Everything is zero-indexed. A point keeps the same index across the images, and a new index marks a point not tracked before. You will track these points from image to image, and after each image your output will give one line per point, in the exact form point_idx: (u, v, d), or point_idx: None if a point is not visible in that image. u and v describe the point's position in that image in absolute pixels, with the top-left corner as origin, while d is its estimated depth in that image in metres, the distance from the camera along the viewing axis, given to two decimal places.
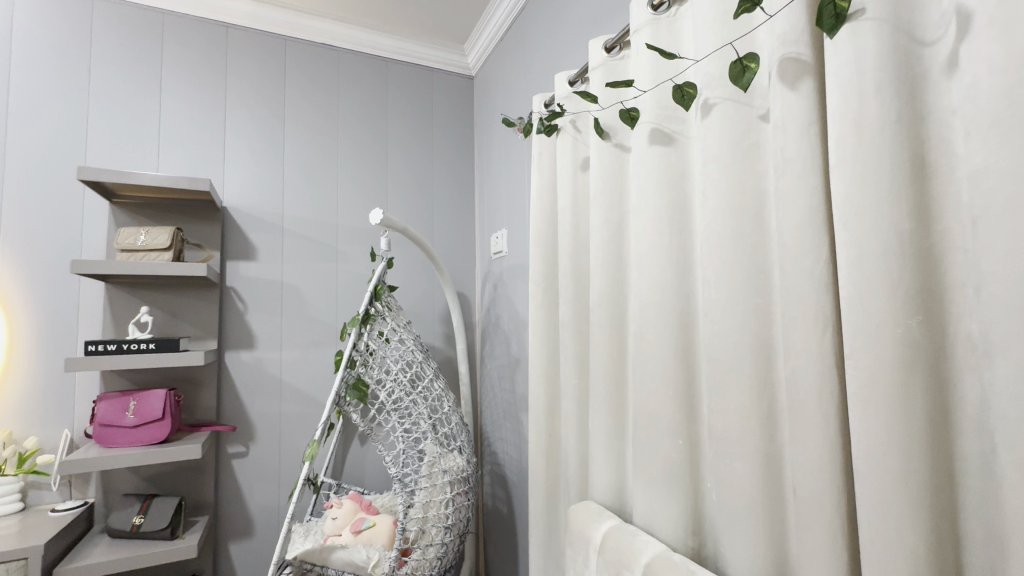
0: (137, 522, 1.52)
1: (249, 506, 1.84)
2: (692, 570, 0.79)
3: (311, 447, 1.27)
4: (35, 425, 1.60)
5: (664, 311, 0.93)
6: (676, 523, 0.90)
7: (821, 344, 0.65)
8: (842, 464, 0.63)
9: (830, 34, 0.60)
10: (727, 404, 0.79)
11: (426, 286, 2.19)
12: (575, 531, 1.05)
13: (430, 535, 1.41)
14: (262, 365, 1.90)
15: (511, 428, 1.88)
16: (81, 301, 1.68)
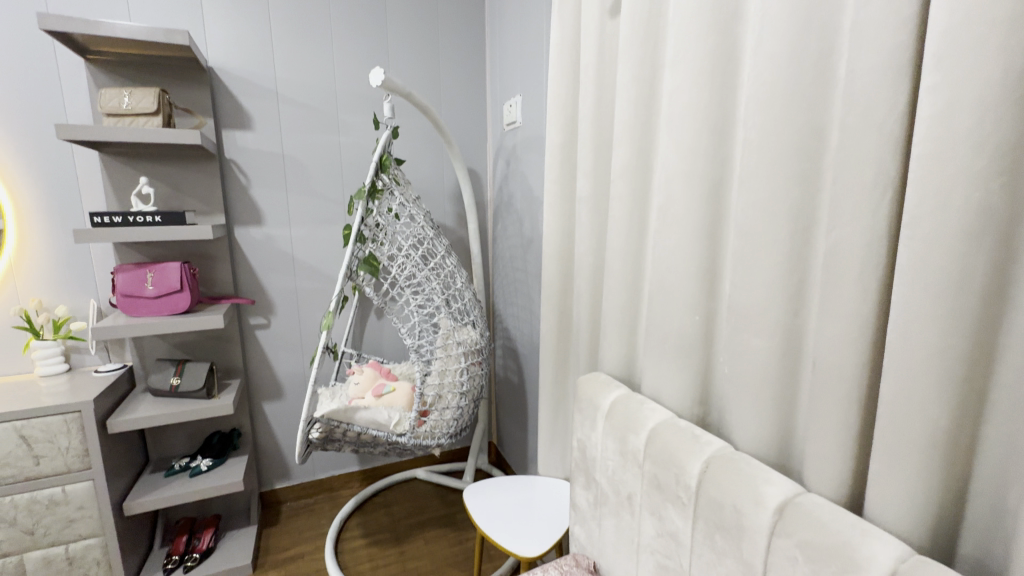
0: (175, 383, 1.63)
1: (277, 372, 1.97)
2: (697, 435, 0.82)
3: (327, 318, 1.29)
4: (62, 293, 1.65)
5: (695, 180, 0.84)
6: (683, 393, 0.93)
7: (874, 212, 0.58)
8: (874, 339, 0.60)
9: None
10: (754, 278, 0.75)
11: (435, 160, 2.07)
12: (584, 398, 1.10)
13: (447, 399, 1.50)
14: (272, 241, 1.89)
15: (522, 306, 1.90)
16: (79, 170, 1.62)
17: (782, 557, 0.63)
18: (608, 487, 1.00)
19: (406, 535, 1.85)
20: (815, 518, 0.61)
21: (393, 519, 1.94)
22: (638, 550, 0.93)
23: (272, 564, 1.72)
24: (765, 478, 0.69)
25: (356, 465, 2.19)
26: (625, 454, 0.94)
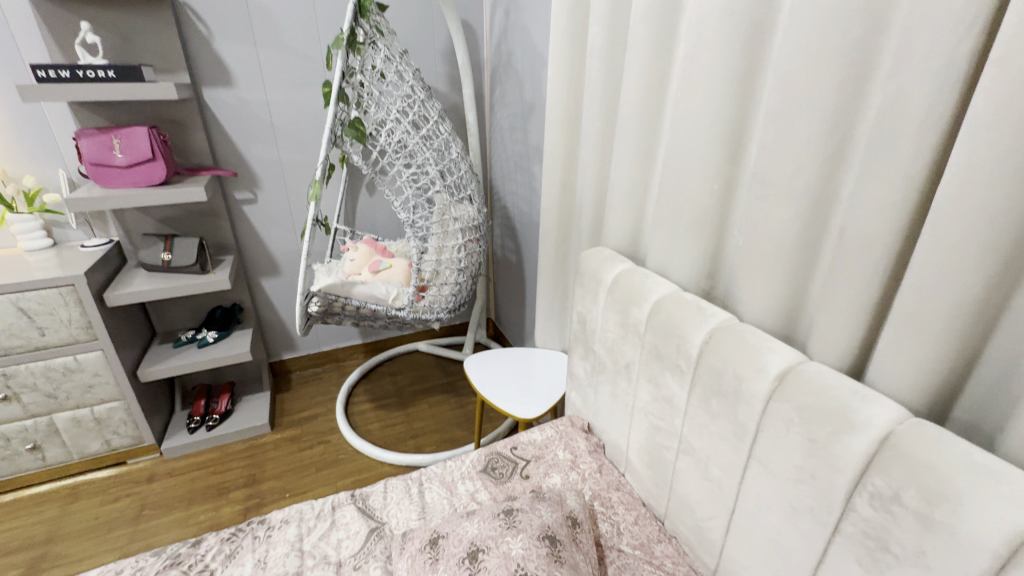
0: (166, 258, 1.59)
1: (271, 249, 1.93)
2: (702, 307, 0.80)
3: (314, 188, 1.20)
4: (25, 162, 1.53)
5: (733, 19, 0.71)
6: (691, 267, 0.89)
7: (954, 51, 0.48)
8: (915, 206, 0.55)
9: None
10: (790, 139, 0.66)
11: (423, 9, 1.79)
12: (586, 273, 1.07)
13: (445, 276, 1.49)
14: (247, 106, 1.71)
15: (522, 181, 1.80)
16: (7, 14, 1.38)
17: (776, 419, 0.65)
18: (607, 357, 1.02)
19: (410, 400, 1.99)
20: (817, 384, 0.61)
21: (398, 386, 2.07)
22: (632, 413, 0.98)
23: (288, 424, 1.86)
24: (768, 347, 0.69)
25: (359, 338, 2.27)
26: (626, 327, 0.94)
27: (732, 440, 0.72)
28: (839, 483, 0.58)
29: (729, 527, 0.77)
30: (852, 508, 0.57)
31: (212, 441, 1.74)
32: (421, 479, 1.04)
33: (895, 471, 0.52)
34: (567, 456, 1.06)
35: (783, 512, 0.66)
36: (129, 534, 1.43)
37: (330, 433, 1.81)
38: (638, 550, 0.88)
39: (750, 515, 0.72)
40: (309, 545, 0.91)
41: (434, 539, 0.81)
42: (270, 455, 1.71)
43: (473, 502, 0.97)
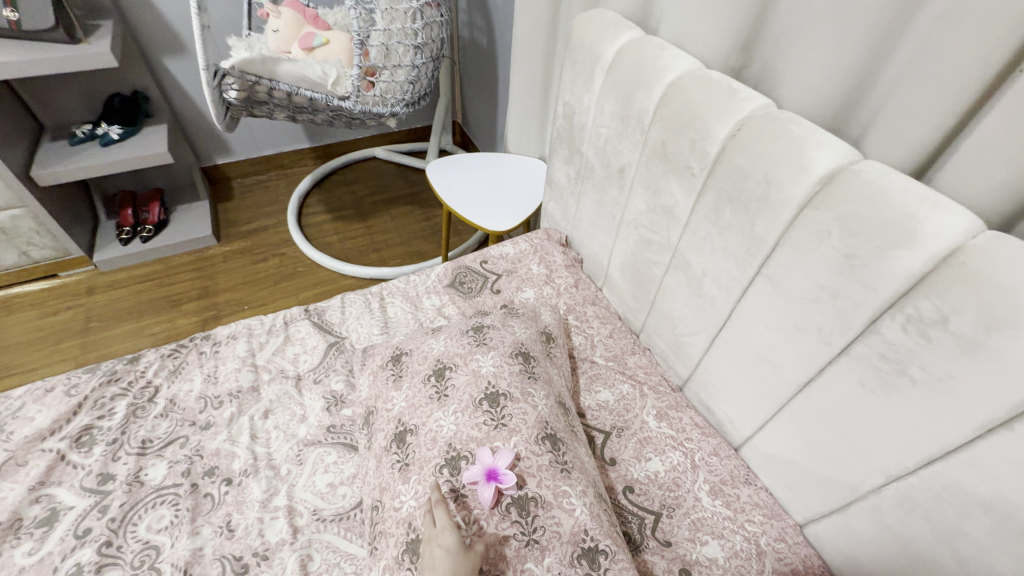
0: (13, 18, 1.18)
1: (165, 15, 1.48)
2: (734, 88, 0.61)
3: None
4: None
5: None
6: (723, 33, 0.66)
7: None
8: None
9: None
10: None
11: None
12: (579, 47, 0.82)
13: (398, 55, 1.18)
14: None
15: None
16: None
17: (808, 231, 0.53)
18: (597, 159, 0.85)
19: (371, 211, 1.82)
20: (876, 186, 0.47)
21: (355, 196, 1.87)
22: (619, 225, 0.86)
23: (237, 235, 1.70)
24: (817, 140, 0.53)
25: (306, 142, 1.97)
26: (627, 120, 0.75)
27: (740, 255, 0.62)
28: (868, 304, 0.49)
29: (713, 343, 0.72)
30: (874, 331, 0.49)
31: (151, 253, 1.59)
32: (382, 294, 0.94)
33: (952, 292, 0.43)
34: (542, 271, 0.97)
35: (784, 331, 0.59)
36: (80, 346, 1.37)
37: (284, 246, 1.68)
38: (611, 361, 0.86)
39: (742, 333, 0.66)
40: (263, 360, 0.85)
41: (397, 356, 0.74)
42: (220, 267, 1.59)
43: (439, 317, 0.90)
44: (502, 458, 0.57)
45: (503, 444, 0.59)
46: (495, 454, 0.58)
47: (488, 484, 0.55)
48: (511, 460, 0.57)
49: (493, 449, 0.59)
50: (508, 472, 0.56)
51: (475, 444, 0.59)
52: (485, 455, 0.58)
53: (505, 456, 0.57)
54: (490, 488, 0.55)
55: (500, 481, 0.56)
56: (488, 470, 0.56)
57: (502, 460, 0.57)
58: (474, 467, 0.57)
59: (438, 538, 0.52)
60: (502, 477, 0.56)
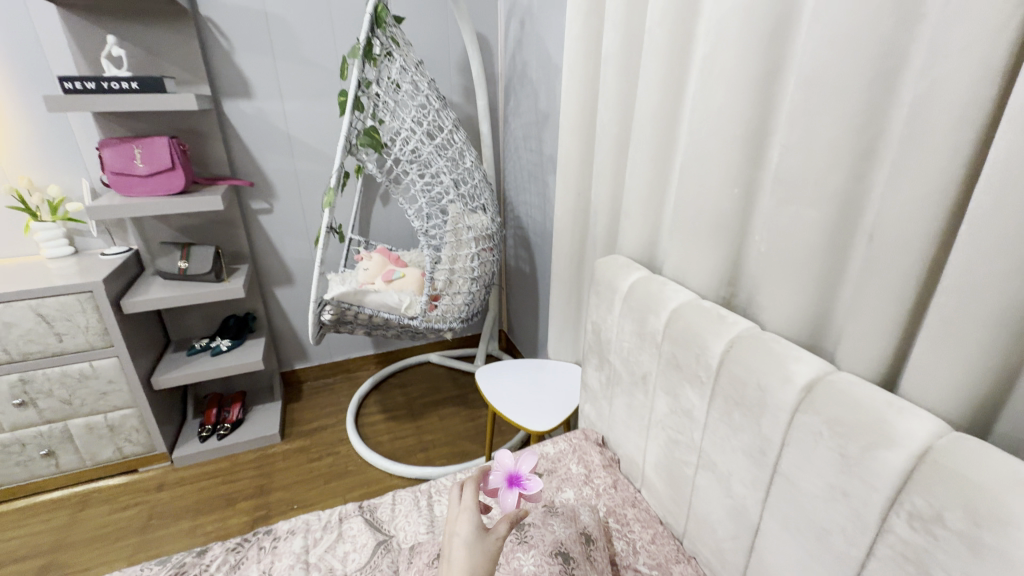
0: (183, 266, 1.62)
1: (285, 258, 1.94)
2: (723, 315, 0.77)
3: (327, 197, 1.22)
4: (49, 173, 1.57)
5: (756, 18, 0.68)
6: (709, 274, 0.86)
7: (996, 42, 0.45)
8: (955, 204, 0.51)
9: None
10: (816, 137, 0.63)
11: (439, 23, 1.79)
12: (601, 281, 1.05)
13: (458, 285, 1.48)
14: (266, 118, 1.73)
15: (536, 190, 1.78)
16: (40, 32, 1.44)
17: (805, 432, 0.61)
18: (622, 368, 0.99)
19: (421, 411, 1.97)
20: (848, 394, 0.58)
21: (408, 397, 2.05)
22: (648, 426, 0.94)
23: (299, 434, 1.85)
24: (794, 356, 0.65)
25: (371, 349, 2.26)
26: (643, 336, 0.91)
27: (756, 455, 0.69)
28: (874, 501, 0.54)
29: (753, 548, 0.73)
30: (888, 530, 0.53)
31: (222, 450, 1.74)
32: (430, 492, 1.01)
33: (937, 490, 0.49)
34: (581, 470, 1.02)
35: (813, 533, 0.62)
36: (136, 544, 1.42)
37: (340, 444, 1.79)
38: (655, 570, 0.84)
39: (777, 537, 0.67)
40: (315, 557, 0.89)
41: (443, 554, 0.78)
42: (279, 465, 1.70)
43: None
44: (524, 465, 0.87)
45: (524, 457, 0.89)
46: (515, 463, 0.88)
47: (511, 487, 0.84)
48: (529, 469, 0.87)
49: (511, 460, 0.88)
50: (529, 478, 0.85)
51: (496, 456, 0.88)
52: (508, 462, 0.87)
53: (525, 463, 0.88)
54: (514, 493, 0.83)
55: (522, 485, 0.84)
56: (513, 475, 0.85)
57: (523, 470, 0.86)
58: (501, 471, 0.86)
59: (458, 528, 0.64)
60: (524, 481, 0.85)
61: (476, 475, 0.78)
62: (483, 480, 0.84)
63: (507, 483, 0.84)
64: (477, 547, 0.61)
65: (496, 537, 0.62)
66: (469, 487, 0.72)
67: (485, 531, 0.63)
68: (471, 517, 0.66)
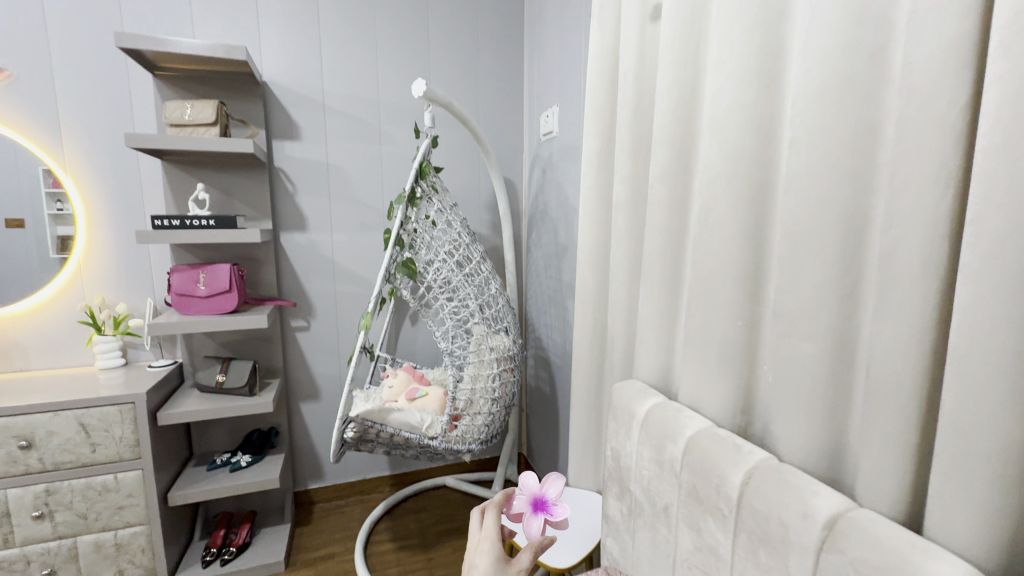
0: (220, 379, 1.71)
1: (314, 373, 2.02)
2: (739, 445, 0.78)
3: (365, 319, 1.40)
4: (121, 292, 1.76)
5: (739, 181, 0.81)
6: (723, 402, 0.88)
7: (936, 211, 0.54)
8: (935, 344, 0.57)
9: None
10: (804, 279, 0.71)
11: (472, 170, 2.07)
12: (619, 406, 1.07)
13: (478, 405, 1.51)
14: (315, 247, 1.95)
15: (556, 314, 1.88)
16: (143, 179, 1.74)
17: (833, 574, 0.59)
18: (643, 498, 0.97)
19: (434, 541, 1.85)
20: (870, 533, 0.57)
21: (421, 525, 1.94)
22: (674, 566, 0.89)
23: (304, 563, 1.75)
24: (812, 490, 0.65)
25: (387, 469, 2.21)
26: (662, 464, 0.91)
27: None
28: None
29: None
30: None
31: None
32: None
33: None
34: None
35: None
36: None
37: None
38: None
39: None
40: None
41: None
42: None
43: None
44: (551, 488, 0.87)
45: (550, 479, 0.88)
46: (541, 487, 0.87)
47: (536, 512, 0.84)
48: (559, 492, 0.87)
49: (537, 483, 0.88)
50: (555, 504, 0.85)
51: (522, 478, 0.88)
52: (534, 486, 0.87)
53: (553, 488, 0.87)
54: (540, 518, 0.82)
55: (549, 510, 0.84)
56: (541, 499, 0.85)
57: (551, 493, 0.86)
58: (528, 494, 0.85)
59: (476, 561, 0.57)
60: (550, 507, 0.84)
61: (501, 498, 0.71)
62: (507, 505, 0.75)
63: (532, 507, 0.84)
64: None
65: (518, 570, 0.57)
66: (492, 511, 0.64)
67: (506, 563, 0.57)
68: (492, 546, 0.59)
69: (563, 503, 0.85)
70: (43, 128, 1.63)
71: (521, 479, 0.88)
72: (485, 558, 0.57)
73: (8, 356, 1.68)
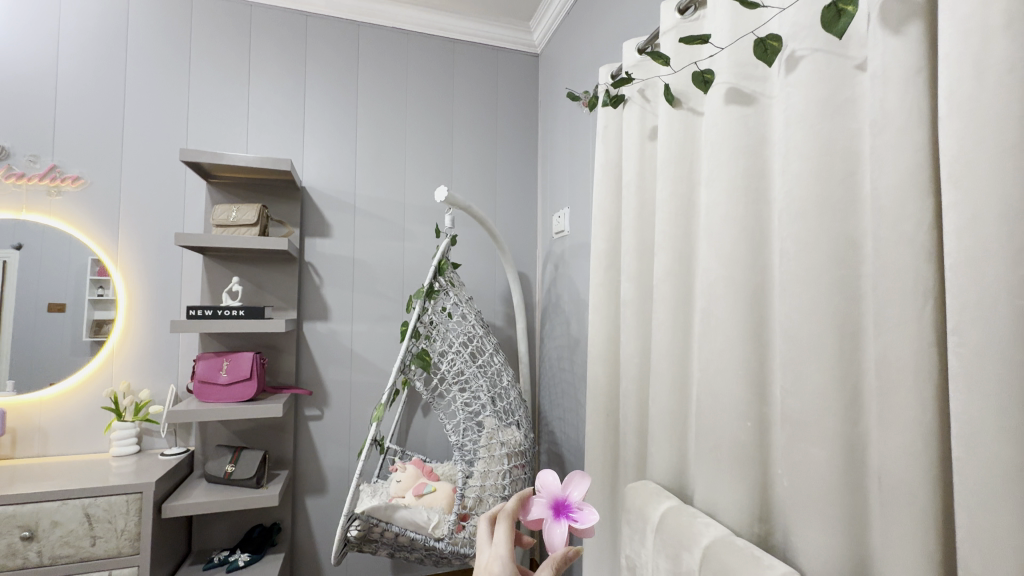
0: (229, 470, 1.70)
1: (323, 465, 1.99)
2: (757, 555, 0.75)
3: (378, 410, 1.42)
4: (147, 378, 1.82)
5: (736, 285, 0.86)
6: (740, 509, 0.85)
7: (919, 320, 0.58)
8: (940, 452, 0.57)
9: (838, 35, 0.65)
10: (806, 382, 0.72)
11: (489, 264, 2.19)
12: (633, 510, 1.02)
13: (487, 503, 1.46)
14: (336, 336, 2.02)
15: (569, 407, 1.86)
16: (184, 271, 1.88)
17: None
18: None
19: None
20: None
21: None
22: None
23: None
24: None
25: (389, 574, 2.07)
26: None
27: None
28: None
29: None
30: None
31: None
32: None
33: None
34: None
35: None
36: None
37: None
38: None
39: None
40: None
41: None
42: None
43: None
44: (576, 491, 0.64)
45: (573, 475, 0.66)
46: (562, 485, 0.65)
47: (557, 519, 0.63)
48: (583, 492, 0.64)
49: (559, 482, 0.66)
50: (582, 507, 0.63)
51: (538, 477, 0.66)
52: (553, 486, 0.65)
53: (577, 490, 0.65)
54: (563, 526, 0.62)
55: (572, 516, 0.63)
56: (561, 504, 0.64)
57: (574, 494, 0.64)
58: (546, 496, 0.65)
59: None
60: (575, 512, 0.63)
61: (508, 510, 0.60)
62: (523, 509, 0.64)
63: (551, 512, 0.64)
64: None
65: None
66: (504, 525, 0.57)
67: None
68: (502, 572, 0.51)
69: (591, 508, 0.63)
70: (104, 227, 1.81)
71: (536, 477, 0.66)
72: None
73: (28, 440, 1.71)
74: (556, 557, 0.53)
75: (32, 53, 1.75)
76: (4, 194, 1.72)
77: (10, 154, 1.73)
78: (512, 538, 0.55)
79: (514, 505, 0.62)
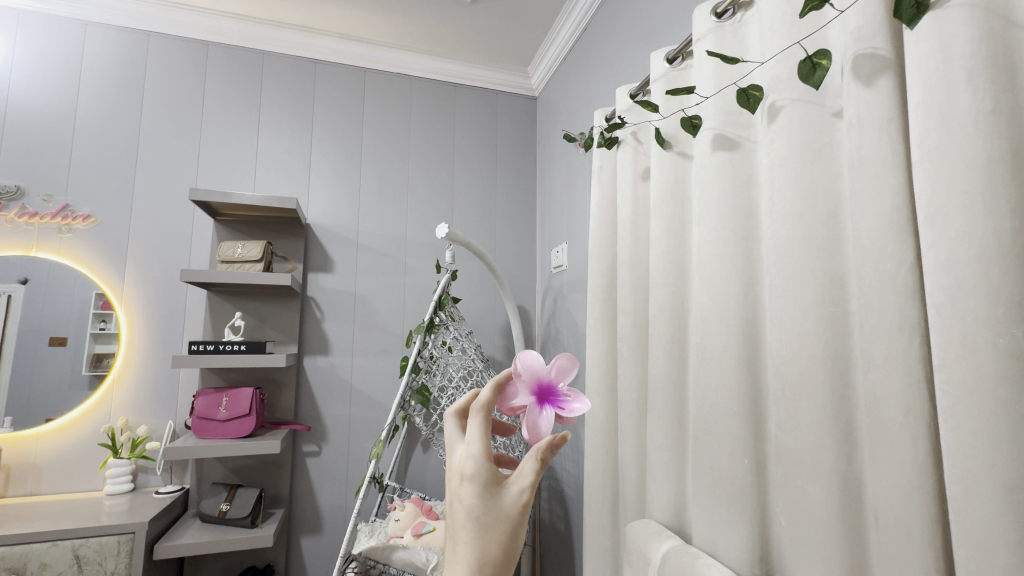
0: (224, 508, 1.68)
1: (319, 503, 1.95)
2: None
3: (377, 447, 1.40)
4: (145, 411, 1.82)
5: (729, 320, 0.88)
6: (741, 548, 0.83)
7: (907, 356, 0.59)
8: (936, 489, 0.57)
9: (910, 24, 0.59)
10: (800, 418, 0.73)
11: (488, 298, 2.21)
12: (634, 551, 1.00)
13: None
14: (336, 370, 2.02)
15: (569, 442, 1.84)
16: (188, 305, 1.90)
17: None
18: None
19: None
20: None
21: None
22: None
23: None
24: None
25: None
26: None
27: None
28: None
29: None
30: None
31: None
32: None
33: None
34: None
35: None
36: None
37: None
38: None
39: None
40: None
41: None
42: None
43: None
44: (565, 376, 0.55)
45: (564, 358, 0.55)
46: (550, 367, 0.55)
47: (542, 406, 0.53)
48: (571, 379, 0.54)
49: (543, 361, 0.55)
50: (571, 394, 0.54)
51: (522, 356, 0.55)
52: (539, 368, 0.54)
53: (567, 376, 0.55)
54: (549, 417, 0.52)
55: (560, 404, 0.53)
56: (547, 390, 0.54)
57: (563, 380, 0.55)
58: (529, 378, 0.53)
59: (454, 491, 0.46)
60: (562, 400, 0.54)
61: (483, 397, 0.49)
62: (503, 395, 0.52)
63: (535, 399, 0.54)
64: (488, 523, 0.43)
65: (518, 493, 0.44)
66: (477, 418, 0.48)
67: (495, 488, 0.45)
68: (478, 471, 0.45)
69: (582, 396, 0.53)
70: (110, 264, 1.84)
71: (519, 356, 0.55)
72: (471, 489, 0.45)
73: (22, 477, 1.69)
74: (541, 448, 0.46)
75: (50, 96, 1.83)
76: (15, 233, 1.77)
77: (25, 193, 1.78)
78: (488, 430, 0.48)
79: (493, 392, 0.50)
